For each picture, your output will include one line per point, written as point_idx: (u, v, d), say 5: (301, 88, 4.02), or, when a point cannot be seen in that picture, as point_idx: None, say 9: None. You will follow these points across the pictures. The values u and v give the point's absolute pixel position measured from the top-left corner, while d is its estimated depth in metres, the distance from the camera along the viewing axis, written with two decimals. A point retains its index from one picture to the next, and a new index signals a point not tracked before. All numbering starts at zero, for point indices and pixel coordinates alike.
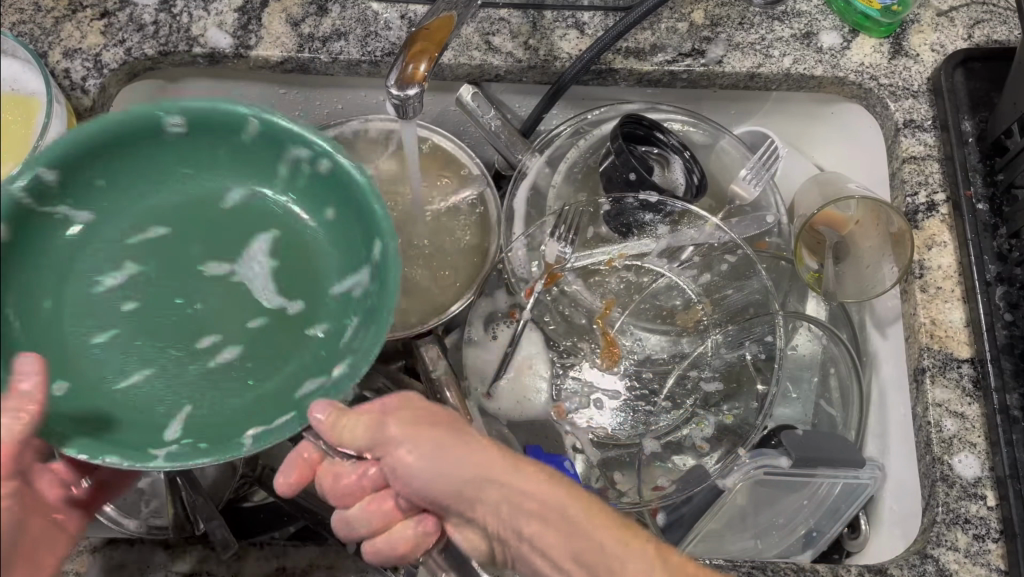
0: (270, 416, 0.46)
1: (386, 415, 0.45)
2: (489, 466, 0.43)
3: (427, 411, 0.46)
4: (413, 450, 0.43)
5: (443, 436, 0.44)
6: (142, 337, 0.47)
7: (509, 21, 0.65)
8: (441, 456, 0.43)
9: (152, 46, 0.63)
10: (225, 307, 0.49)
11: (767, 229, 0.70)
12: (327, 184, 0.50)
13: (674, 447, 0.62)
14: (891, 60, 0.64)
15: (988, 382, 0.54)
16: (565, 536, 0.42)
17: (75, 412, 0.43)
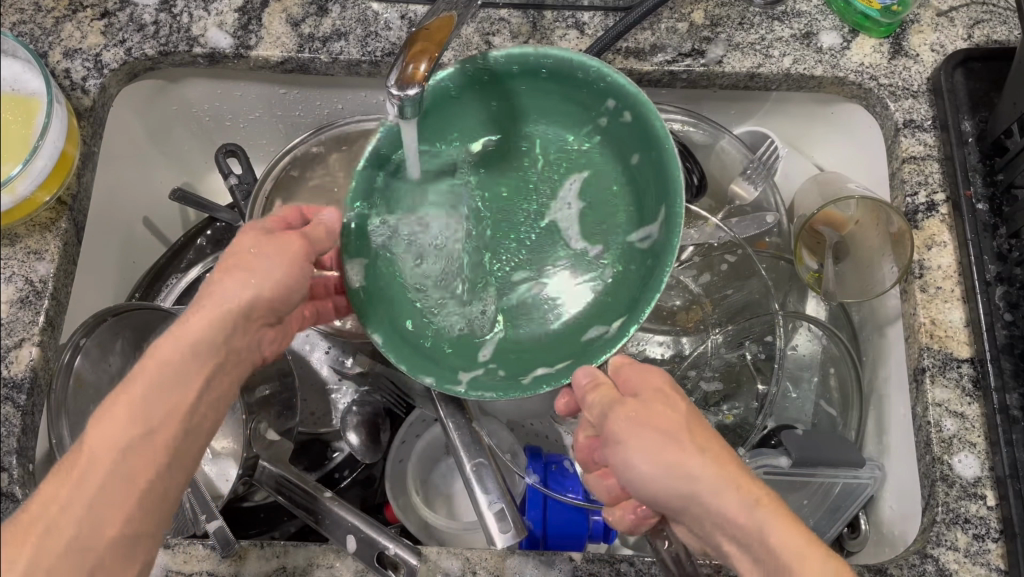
0: (567, 348, 0.54)
1: (618, 409, 0.45)
2: (706, 485, 0.42)
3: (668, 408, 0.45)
4: (641, 453, 0.43)
5: (667, 442, 0.43)
6: (480, 262, 0.57)
7: (509, 21, 0.65)
8: (660, 456, 0.43)
9: (152, 46, 0.63)
10: (541, 241, 0.58)
11: (767, 229, 0.69)
12: (637, 133, 0.53)
13: None
14: (891, 60, 0.64)
15: (988, 381, 0.54)
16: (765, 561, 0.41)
17: (416, 337, 0.53)
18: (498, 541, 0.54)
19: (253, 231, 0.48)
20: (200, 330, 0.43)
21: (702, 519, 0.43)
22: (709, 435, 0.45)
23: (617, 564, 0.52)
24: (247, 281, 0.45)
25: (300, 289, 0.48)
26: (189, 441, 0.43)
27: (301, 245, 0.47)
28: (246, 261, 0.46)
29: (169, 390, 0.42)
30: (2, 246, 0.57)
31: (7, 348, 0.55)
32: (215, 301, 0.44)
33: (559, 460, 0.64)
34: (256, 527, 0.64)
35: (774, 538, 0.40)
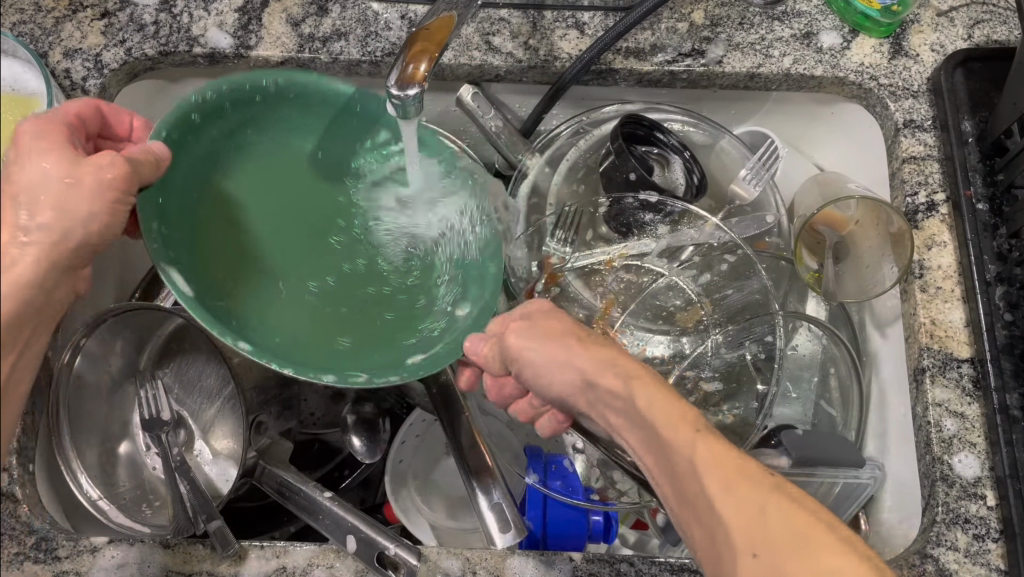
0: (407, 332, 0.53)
1: (514, 327, 0.49)
2: (586, 369, 0.46)
3: (557, 321, 0.50)
4: (535, 349, 0.47)
5: (557, 342, 0.47)
6: (288, 277, 0.55)
7: (509, 21, 0.65)
8: (548, 352, 0.47)
9: (152, 46, 0.63)
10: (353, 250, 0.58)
11: (767, 229, 0.69)
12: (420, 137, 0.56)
13: None
14: (891, 60, 0.64)
15: (988, 381, 0.54)
16: (646, 431, 0.43)
17: (282, 348, 0.49)
18: (498, 542, 0.56)
19: (53, 151, 0.43)
20: (9, 300, 0.41)
21: (596, 404, 0.46)
22: (595, 339, 0.49)
23: (618, 564, 0.52)
24: (55, 228, 0.42)
25: (116, 229, 0.44)
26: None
27: (119, 173, 0.43)
28: (48, 198, 0.42)
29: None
30: None
31: None
32: (16, 263, 0.41)
33: (559, 459, 0.64)
34: (254, 528, 0.63)
35: (641, 398, 0.43)
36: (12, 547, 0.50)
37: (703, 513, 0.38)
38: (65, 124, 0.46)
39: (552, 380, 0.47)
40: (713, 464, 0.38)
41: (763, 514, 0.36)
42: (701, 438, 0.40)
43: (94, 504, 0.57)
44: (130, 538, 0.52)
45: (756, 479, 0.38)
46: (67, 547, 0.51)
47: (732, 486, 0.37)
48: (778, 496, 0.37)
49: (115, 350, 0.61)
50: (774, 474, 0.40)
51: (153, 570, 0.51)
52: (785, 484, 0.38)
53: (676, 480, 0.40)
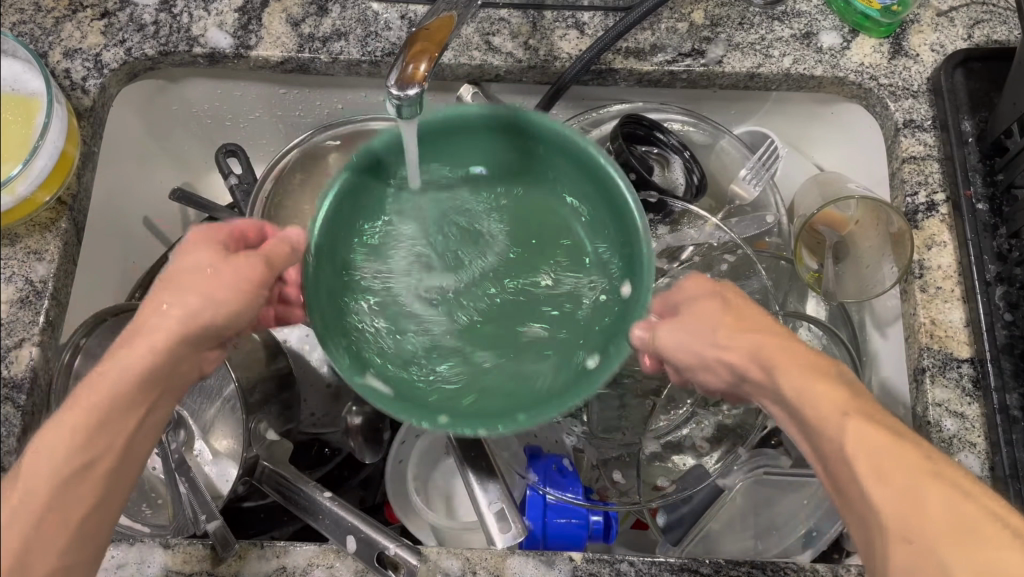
0: (611, 330, 0.51)
1: (662, 324, 0.48)
2: (738, 361, 0.45)
3: (705, 303, 0.48)
4: (672, 330, 0.47)
5: (701, 338, 0.46)
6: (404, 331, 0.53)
7: (509, 21, 0.65)
8: (684, 337, 0.46)
9: (152, 46, 0.63)
10: (555, 270, 0.56)
11: (767, 229, 0.69)
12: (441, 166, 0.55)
13: (674, 447, 0.63)
14: (891, 60, 0.64)
15: (988, 381, 0.54)
16: (803, 421, 0.43)
17: (430, 404, 0.48)
18: (499, 542, 0.56)
19: (210, 244, 0.46)
20: (145, 360, 0.42)
21: (755, 392, 0.46)
22: (744, 319, 0.47)
23: (617, 564, 0.52)
24: (188, 307, 0.43)
25: (245, 318, 0.45)
26: (124, 468, 0.43)
27: (252, 272, 0.45)
28: (195, 284, 0.44)
29: (110, 420, 0.41)
30: (3, 246, 0.57)
31: (7, 348, 0.55)
32: (156, 330, 0.42)
33: (558, 459, 0.64)
34: (256, 526, 0.64)
35: (790, 391, 0.43)
36: None
37: (853, 497, 0.40)
38: (228, 233, 0.48)
39: (705, 376, 0.47)
40: (868, 454, 0.39)
41: (925, 502, 0.37)
42: (851, 423, 0.40)
43: None
44: (131, 538, 0.52)
45: (922, 464, 0.38)
46: None
47: (887, 474, 0.38)
48: (940, 484, 0.38)
49: None
50: (927, 449, 0.40)
51: (153, 570, 0.51)
52: (946, 469, 0.39)
53: (830, 464, 0.42)
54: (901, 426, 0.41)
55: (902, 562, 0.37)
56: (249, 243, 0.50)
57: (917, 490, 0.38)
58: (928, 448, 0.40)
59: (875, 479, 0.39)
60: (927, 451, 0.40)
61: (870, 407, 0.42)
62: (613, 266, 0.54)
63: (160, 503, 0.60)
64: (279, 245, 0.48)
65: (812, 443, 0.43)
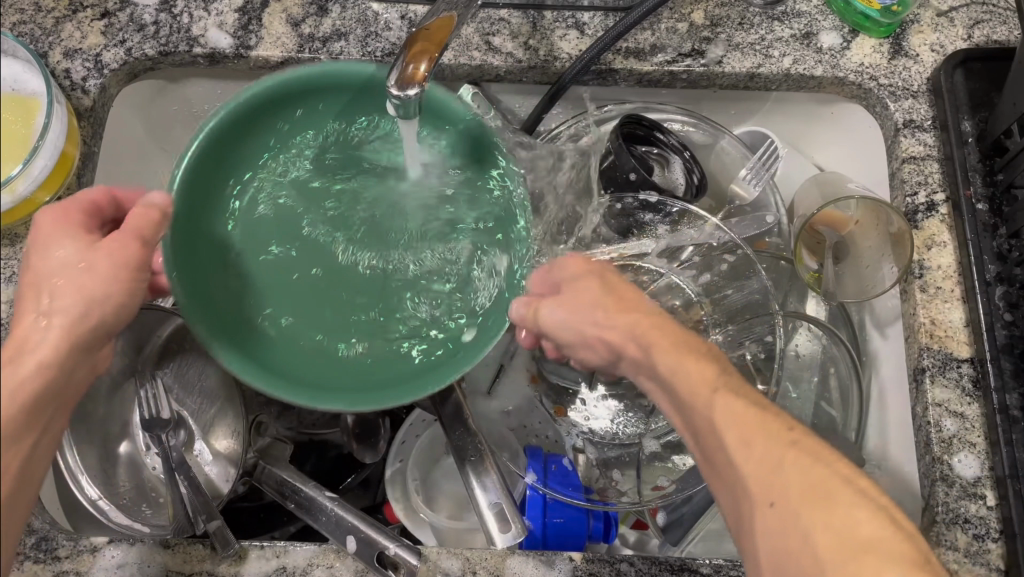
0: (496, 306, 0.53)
1: (544, 301, 0.48)
2: (616, 339, 0.45)
3: (585, 282, 0.48)
4: (558, 308, 0.47)
5: (580, 317, 0.46)
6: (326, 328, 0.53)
7: (509, 21, 0.65)
8: (568, 314, 0.47)
9: (152, 46, 0.63)
10: (438, 238, 0.57)
11: (767, 229, 0.69)
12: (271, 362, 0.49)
13: (674, 447, 0.63)
14: (891, 60, 0.65)
15: (988, 381, 0.54)
16: (682, 406, 0.43)
17: (313, 380, 0.49)
18: (499, 541, 0.56)
19: (73, 231, 0.44)
20: (40, 374, 0.39)
21: (632, 370, 0.46)
22: (627, 299, 0.47)
23: (617, 564, 0.52)
24: (68, 310, 0.41)
25: (132, 307, 0.44)
26: (23, 490, 0.40)
27: (126, 255, 0.43)
28: (70, 282, 0.41)
29: (3, 447, 0.38)
30: (3, 246, 0.57)
31: (8, 348, 0.55)
32: (41, 345, 0.40)
33: (558, 459, 0.63)
34: (256, 526, 0.64)
35: (663, 366, 0.43)
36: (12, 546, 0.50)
37: (721, 465, 0.40)
38: (81, 213, 0.46)
39: (586, 353, 0.47)
40: (732, 425, 0.39)
41: (782, 468, 0.37)
42: (719, 399, 0.40)
43: (94, 504, 0.58)
44: (130, 538, 0.52)
45: (777, 433, 0.39)
46: (67, 547, 0.51)
47: (751, 443, 0.39)
48: (795, 450, 0.38)
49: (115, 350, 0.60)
50: (790, 422, 0.40)
51: (154, 570, 0.51)
52: (800, 435, 0.39)
53: (699, 438, 0.42)
54: (766, 402, 0.42)
55: (771, 528, 0.37)
56: (106, 217, 0.48)
57: (777, 455, 0.38)
58: (775, 413, 0.41)
59: (740, 446, 0.39)
60: (779, 419, 0.40)
61: (736, 382, 0.43)
62: (485, 247, 0.56)
63: (160, 503, 0.59)
64: (145, 213, 0.45)
65: (679, 413, 0.43)
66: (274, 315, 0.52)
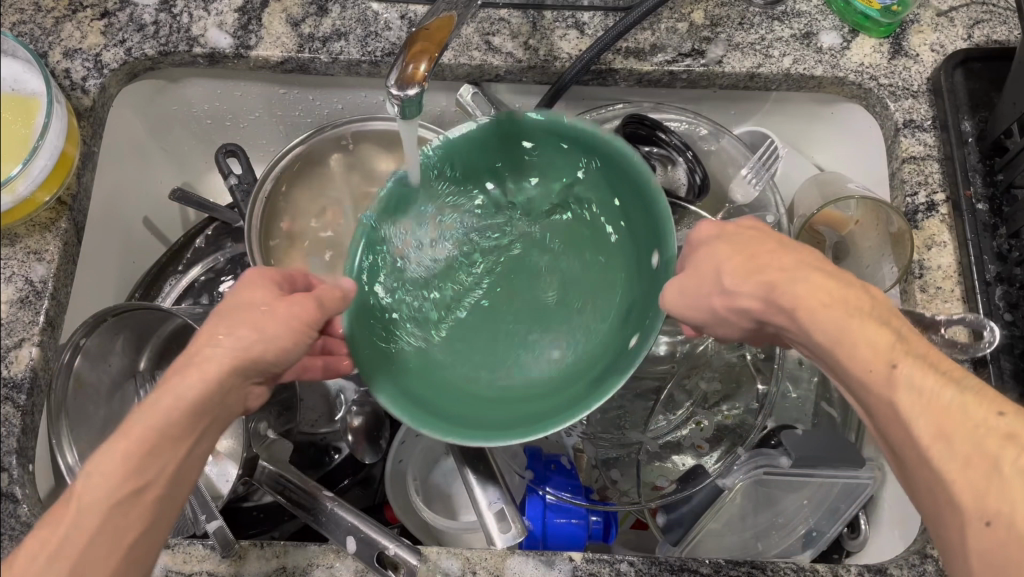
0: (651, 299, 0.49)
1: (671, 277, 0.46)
2: (758, 307, 0.43)
3: (716, 246, 0.45)
4: (680, 286, 0.45)
5: (707, 287, 0.45)
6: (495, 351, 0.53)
7: (509, 21, 0.65)
8: (687, 286, 0.45)
9: (152, 46, 0.63)
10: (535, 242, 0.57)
11: (768, 230, 0.68)
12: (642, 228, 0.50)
13: (674, 447, 0.63)
14: (891, 60, 0.64)
15: (988, 382, 0.54)
16: (855, 388, 0.40)
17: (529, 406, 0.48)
18: (498, 542, 0.56)
19: (267, 286, 0.47)
20: (198, 383, 0.42)
21: (786, 335, 0.44)
22: (771, 255, 0.44)
23: (617, 564, 0.52)
24: (241, 342, 0.43)
25: (296, 354, 0.46)
26: (176, 493, 0.42)
27: (310, 312, 0.46)
28: (249, 318, 0.44)
29: (164, 448, 0.41)
30: (3, 246, 0.57)
31: (7, 348, 0.55)
32: (210, 359, 0.43)
33: (558, 459, 0.64)
34: (256, 527, 0.63)
35: (825, 339, 0.40)
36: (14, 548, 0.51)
37: (913, 461, 0.38)
38: (282, 276, 0.49)
39: (727, 328, 0.46)
40: (924, 412, 0.37)
41: (998, 468, 0.35)
42: (903, 378, 0.38)
43: None
44: None
45: (986, 424, 0.36)
46: None
47: (951, 435, 0.36)
48: (1013, 446, 0.35)
49: (116, 349, 0.61)
50: (998, 401, 0.37)
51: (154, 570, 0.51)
52: (1014, 419, 0.36)
53: (879, 419, 0.40)
54: (959, 373, 0.39)
55: (980, 539, 0.35)
56: (299, 289, 0.51)
57: (985, 452, 0.35)
58: (983, 390, 0.37)
59: (936, 441, 0.36)
60: (988, 399, 0.37)
61: (925, 351, 0.39)
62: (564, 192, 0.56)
63: None
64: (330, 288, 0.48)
65: (855, 393, 0.41)
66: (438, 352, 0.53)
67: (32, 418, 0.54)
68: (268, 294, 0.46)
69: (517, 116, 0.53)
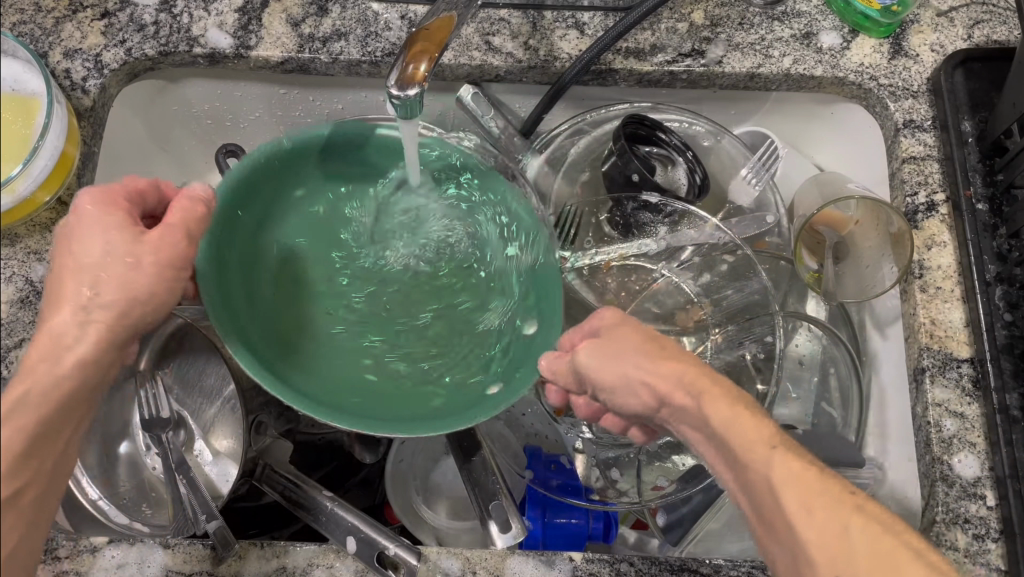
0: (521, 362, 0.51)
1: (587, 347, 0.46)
2: (659, 387, 0.44)
3: (631, 330, 0.47)
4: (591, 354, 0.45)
5: (626, 360, 0.45)
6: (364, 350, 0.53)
7: (509, 21, 0.65)
8: (599, 353, 0.45)
9: (152, 46, 0.63)
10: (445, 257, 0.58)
11: (767, 229, 0.69)
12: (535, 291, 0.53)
13: (673, 447, 0.61)
14: (891, 60, 0.64)
15: (988, 382, 0.54)
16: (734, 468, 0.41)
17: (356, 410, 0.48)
18: (499, 542, 0.56)
19: (113, 221, 0.44)
20: (75, 373, 0.42)
21: (674, 420, 0.45)
22: (671, 347, 0.46)
23: (618, 564, 0.52)
24: (112, 307, 0.43)
25: (171, 302, 0.46)
26: (53, 484, 0.43)
27: (171, 252, 0.44)
28: (117, 278, 0.43)
29: (40, 443, 0.41)
30: (3, 246, 0.57)
31: (7, 348, 0.55)
32: (80, 341, 0.42)
33: (558, 459, 0.64)
34: (256, 527, 0.63)
35: (714, 419, 0.41)
36: None
37: (781, 533, 0.39)
38: (125, 196, 0.47)
39: (626, 400, 0.45)
40: (792, 487, 0.38)
41: (847, 539, 0.37)
42: (778, 458, 0.39)
43: (95, 505, 0.58)
44: (131, 538, 0.52)
45: (841, 500, 0.38)
46: (68, 547, 0.51)
47: (814, 509, 0.38)
48: (861, 523, 0.37)
49: None
50: (850, 484, 0.39)
51: (153, 570, 0.51)
52: (863, 500, 0.39)
53: (751, 495, 0.41)
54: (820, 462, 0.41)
55: None
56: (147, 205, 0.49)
57: (841, 524, 0.37)
58: (837, 475, 0.40)
59: (803, 513, 0.38)
60: (843, 482, 0.39)
61: (793, 440, 0.42)
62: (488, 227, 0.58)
63: (162, 502, 0.60)
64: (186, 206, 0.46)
65: (731, 474, 0.42)
66: (326, 329, 0.53)
67: None
68: (117, 234, 0.44)
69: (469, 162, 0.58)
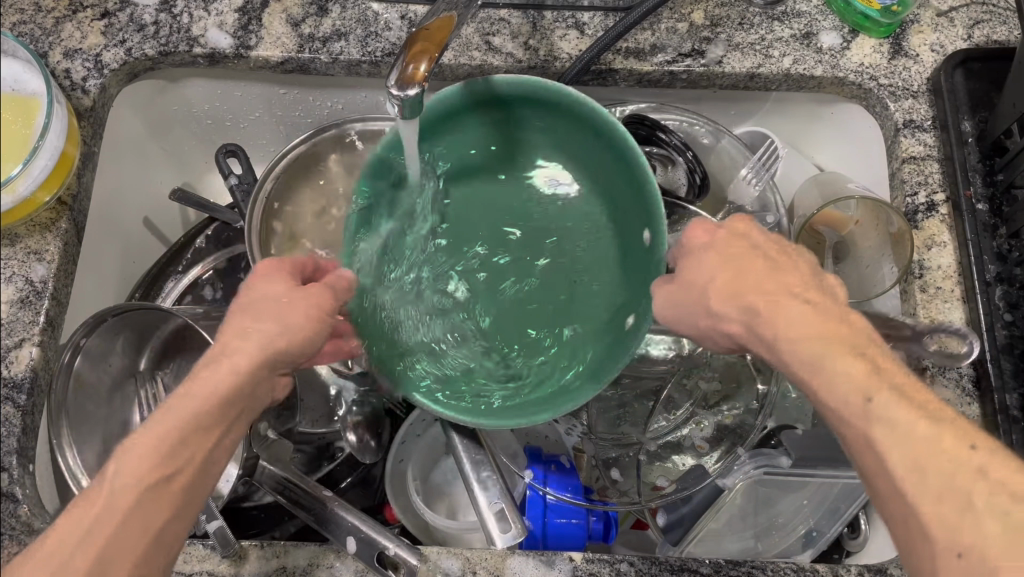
0: (644, 286, 0.53)
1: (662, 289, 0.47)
2: (739, 330, 0.43)
3: (703, 259, 0.45)
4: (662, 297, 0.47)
5: (696, 307, 0.45)
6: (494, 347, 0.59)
7: (509, 21, 0.65)
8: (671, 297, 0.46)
9: (152, 46, 0.63)
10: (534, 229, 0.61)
11: (769, 230, 0.68)
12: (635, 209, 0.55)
13: (674, 447, 0.63)
14: (891, 60, 0.64)
15: (988, 382, 0.54)
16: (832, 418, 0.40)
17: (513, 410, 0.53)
18: (498, 542, 0.56)
19: (281, 276, 0.48)
20: (229, 377, 0.42)
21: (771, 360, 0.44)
22: (753, 276, 0.43)
23: (617, 564, 0.52)
24: (266, 330, 0.44)
25: (314, 344, 0.46)
26: (199, 484, 0.41)
27: (323, 300, 0.47)
28: (269, 311, 0.45)
29: (195, 435, 0.40)
30: (3, 246, 0.57)
31: (7, 348, 0.55)
32: (239, 350, 0.43)
33: (558, 459, 0.64)
34: (256, 527, 0.64)
35: (797, 362, 0.40)
36: (15, 547, 0.51)
37: (887, 492, 0.37)
38: (296, 263, 0.50)
39: (713, 341, 0.46)
40: (898, 443, 0.36)
41: (971, 506, 0.34)
42: (876, 408, 0.37)
43: None
44: None
45: (963, 461, 0.35)
46: None
47: (924, 469, 0.35)
48: (984, 485, 0.34)
49: (116, 350, 0.61)
50: (973, 437, 0.36)
51: None
52: (990, 455, 0.35)
53: (854, 447, 0.39)
54: (938, 407, 0.38)
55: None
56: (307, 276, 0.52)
57: (960, 487, 0.34)
58: (960, 425, 0.37)
59: (909, 474, 0.35)
60: (965, 434, 0.36)
61: (902, 382, 0.38)
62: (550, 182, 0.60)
63: None
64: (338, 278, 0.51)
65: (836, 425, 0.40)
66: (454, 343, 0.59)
67: (32, 418, 0.54)
68: (280, 285, 0.47)
69: (493, 82, 0.55)
